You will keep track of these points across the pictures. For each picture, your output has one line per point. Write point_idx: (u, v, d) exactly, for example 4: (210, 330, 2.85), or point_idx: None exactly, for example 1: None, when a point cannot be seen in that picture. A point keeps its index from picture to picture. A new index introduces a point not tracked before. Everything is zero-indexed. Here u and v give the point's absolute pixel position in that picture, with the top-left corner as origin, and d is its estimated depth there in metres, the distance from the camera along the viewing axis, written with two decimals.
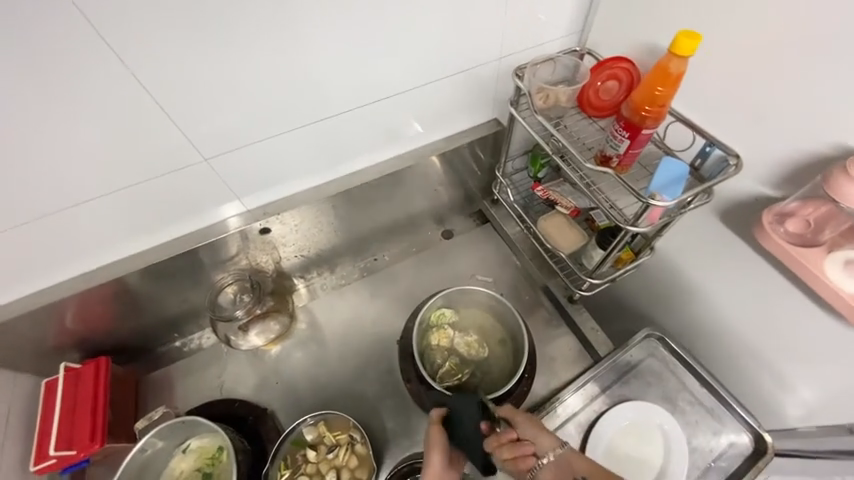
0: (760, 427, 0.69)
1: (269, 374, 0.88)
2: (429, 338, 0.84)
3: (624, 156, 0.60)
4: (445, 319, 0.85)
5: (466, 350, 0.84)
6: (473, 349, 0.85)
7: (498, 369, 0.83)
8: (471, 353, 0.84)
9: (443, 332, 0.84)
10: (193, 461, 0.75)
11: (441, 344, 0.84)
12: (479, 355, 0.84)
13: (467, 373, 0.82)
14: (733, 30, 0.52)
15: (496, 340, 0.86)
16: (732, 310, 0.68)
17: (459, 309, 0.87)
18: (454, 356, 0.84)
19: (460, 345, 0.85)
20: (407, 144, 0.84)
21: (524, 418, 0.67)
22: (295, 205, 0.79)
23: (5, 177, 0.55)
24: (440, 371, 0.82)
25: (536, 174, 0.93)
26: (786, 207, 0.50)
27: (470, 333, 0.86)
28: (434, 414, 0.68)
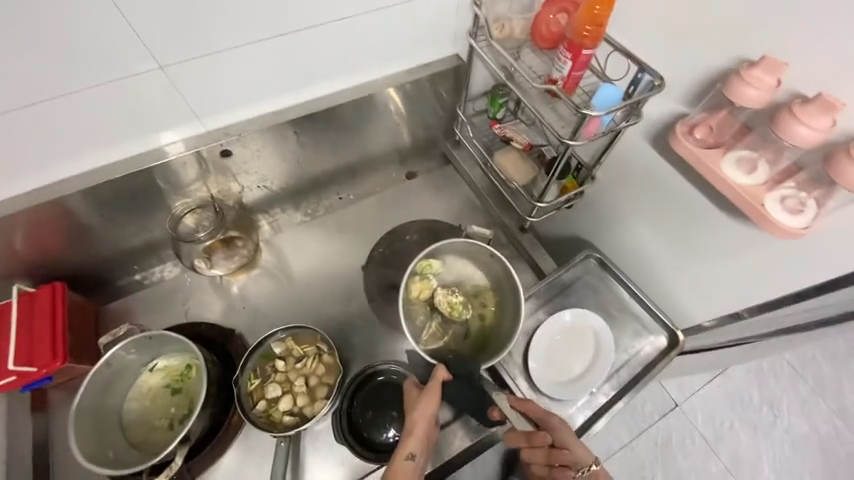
0: (675, 327, 0.81)
1: (236, 301, 0.91)
2: (411, 292, 0.80)
3: (567, 78, 0.66)
4: (432, 274, 0.81)
5: (449, 311, 0.79)
6: (457, 310, 0.79)
7: (483, 332, 0.80)
8: (455, 315, 0.79)
9: (425, 284, 0.80)
10: (161, 378, 0.77)
11: (423, 302, 0.80)
12: (463, 317, 0.80)
13: (451, 335, 0.80)
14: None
15: (485, 302, 0.82)
16: (657, 226, 0.78)
17: (447, 263, 0.84)
18: (437, 316, 0.80)
19: (443, 304, 0.79)
20: (369, 74, 0.85)
21: (563, 432, 0.69)
22: (256, 129, 0.79)
23: None
24: (422, 331, 0.79)
25: (495, 114, 0.97)
26: (693, 119, 0.58)
27: (455, 294, 0.80)
28: (438, 368, 0.66)
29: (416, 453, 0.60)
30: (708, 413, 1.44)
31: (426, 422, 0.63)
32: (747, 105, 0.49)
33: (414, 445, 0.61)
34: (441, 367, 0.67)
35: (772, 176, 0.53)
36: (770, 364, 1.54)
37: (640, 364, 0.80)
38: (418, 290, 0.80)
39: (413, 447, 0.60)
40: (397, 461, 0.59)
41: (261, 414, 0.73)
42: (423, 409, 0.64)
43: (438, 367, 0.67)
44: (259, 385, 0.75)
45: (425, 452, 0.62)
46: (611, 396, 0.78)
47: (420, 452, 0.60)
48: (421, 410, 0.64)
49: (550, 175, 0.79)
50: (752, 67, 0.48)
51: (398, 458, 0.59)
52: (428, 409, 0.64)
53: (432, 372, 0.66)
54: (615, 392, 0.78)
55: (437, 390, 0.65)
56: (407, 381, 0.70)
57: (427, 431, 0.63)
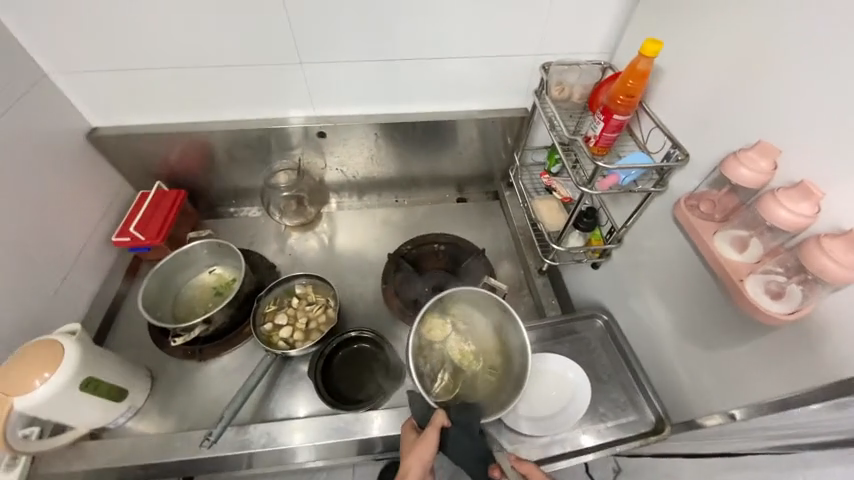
0: (664, 410, 0.77)
1: (286, 249, 1.12)
2: (425, 334, 0.77)
3: (599, 137, 0.75)
4: (447, 317, 0.80)
5: (459, 359, 0.77)
6: (467, 359, 0.77)
7: (493, 385, 0.75)
8: (464, 362, 0.77)
9: (438, 327, 0.78)
10: (212, 281, 0.98)
11: (433, 348, 0.77)
12: (472, 368, 0.77)
13: (461, 387, 0.75)
14: (693, 53, 0.65)
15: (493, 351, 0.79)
16: (667, 300, 0.77)
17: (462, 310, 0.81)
18: (445, 367, 0.77)
19: (453, 351, 0.78)
20: (448, 105, 1.04)
21: None
22: (348, 122, 1.02)
23: (171, 32, 0.82)
24: (431, 381, 0.74)
25: (550, 167, 1.04)
26: (698, 192, 0.63)
27: (466, 343, 0.79)
28: (438, 412, 0.66)
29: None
30: None
31: (420, 469, 0.64)
32: (742, 183, 0.53)
33: None
34: (439, 413, 0.67)
35: (760, 257, 0.54)
36: None
37: (616, 432, 0.77)
38: (426, 332, 0.77)
39: None
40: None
41: (265, 333, 0.87)
42: (418, 453, 0.65)
43: (438, 412, 0.67)
44: (273, 311, 0.91)
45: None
46: (585, 446, 0.76)
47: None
48: (418, 454, 0.65)
49: (570, 219, 0.84)
50: (750, 149, 0.53)
51: None
52: (424, 455, 0.64)
53: (432, 417, 0.66)
54: (590, 444, 0.76)
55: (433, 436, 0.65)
56: (405, 423, 0.73)
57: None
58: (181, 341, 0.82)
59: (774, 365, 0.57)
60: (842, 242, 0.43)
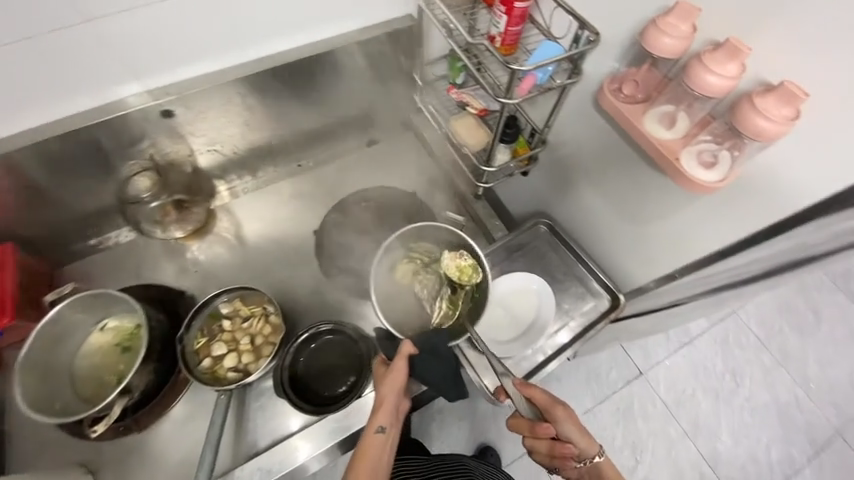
0: (617, 290, 0.82)
1: (188, 264, 0.92)
2: (399, 270, 0.76)
3: (505, 35, 0.66)
4: (417, 254, 0.77)
5: (458, 275, 0.71)
6: (466, 274, 0.71)
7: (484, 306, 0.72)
8: (463, 280, 0.71)
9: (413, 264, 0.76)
10: (112, 338, 0.80)
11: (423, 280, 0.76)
12: (473, 282, 0.71)
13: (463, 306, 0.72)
14: None
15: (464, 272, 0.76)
16: (600, 190, 0.77)
17: (430, 241, 0.78)
18: (444, 288, 0.74)
19: (450, 267, 0.72)
20: (319, 32, 0.83)
21: (564, 419, 0.64)
22: (198, 88, 0.78)
23: None
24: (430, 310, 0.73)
25: (455, 79, 0.91)
26: (621, 74, 0.58)
27: (464, 256, 0.73)
28: (404, 343, 0.64)
29: (387, 426, 0.60)
30: (670, 381, 1.33)
31: (395, 395, 0.62)
32: (665, 56, 0.49)
33: (383, 419, 0.60)
34: (405, 343, 0.64)
35: (690, 130, 0.53)
36: (735, 332, 1.40)
37: (583, 321, 0.83)
38: (408, 267, 0.76)
39: (382, 420, 0.60)
40: (368, 434, 0.59)
41: (206, 371, 0.75)
42: (390, 383, 0.63)
43: (403, 342, 0.65)
44: (206, 343, 0.77)
45: (396, 424, 0.62)
46: (563, 343, 0.81)
47: (390, 423, 0.60)
48: (390, 381, 0.63)
49: (495, 135, 0.77)
50: (667, 14, 0.48)
51: (368, 432, 0.59)
52: (397, 381, 0.63)
53: (399, 348, 0.64)
54: (566, 340, 0.82)
55: (403, 365, 0.64)
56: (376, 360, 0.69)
57: (396, 405, 0.63)
58: (104, 428, 0.69)
59: (704, 228, 0.60)
60: (774, 97, 0.42)
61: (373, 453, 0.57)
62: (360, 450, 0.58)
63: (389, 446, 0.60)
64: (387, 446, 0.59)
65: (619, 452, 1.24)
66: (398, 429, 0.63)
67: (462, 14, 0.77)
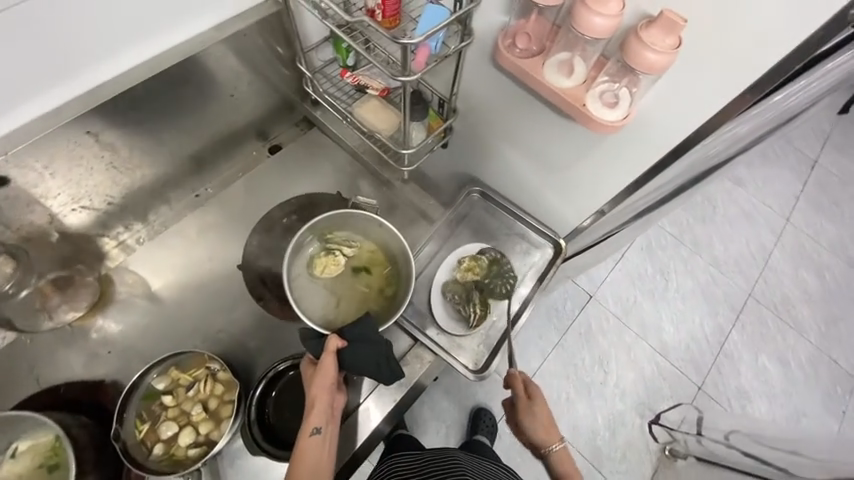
0: (558, 238, 0.83)
1: (98, 345, 0.78)
2: (317, 264, 0.76)
3: (384, 6, 0.62)
4: (335, 244, 0.77)
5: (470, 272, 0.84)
6: (477, 268, 0.84)
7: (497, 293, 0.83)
8: (478, 274, 0.84)
9: (331, 257, 0.76)
10: (30, 461, 0.67)
11: (342, 271, 0.77)
12: (484, 270, 0.84)
13: (489, 301, 0.82)
14: None
15: (382, 255, 0.78)
16: (519, 146, 0.76)
17: (346, 231, 0.79)
18: (469, 295, 0.82)
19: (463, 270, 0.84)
20: (167, 38, 0.70)
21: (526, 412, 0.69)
22: (26, 140, 0.62)
23: None
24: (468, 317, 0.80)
25: (345, 62, 0.85)
26: (511, 27, 0.57)
27: (464, 256, 0.86)
28: (331, 336, 0.62)
29: (323, 426, 0.57)
30: (616, 295, 1.47)
31: (328, 393, 0.60)
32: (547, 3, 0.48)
33: (318, 419, 0.57)
34: (332, 337, 0.62)
35: (589, 74, 0.53)
36: (655, 237, 1.57)
37: (536, 273, 0.85)
38: (327, 259, 0.76)
39: (317, 421, 0.57)
40: (302, 439, 0.56)
41: (161, 458, 0.65)
42: (322, 381, 0.60)
43: (330, 337, 0.62)
44: (151, 429, 0.67)
45: (333, 423, 0.59)
46: (525, 295, 0.83)
47: (326, 423, 0.58)
48: (321, 380, 0.60)
49: (405, 116, 0.73)
50: None
51: (302, 437, 0.56)
52: (328, 378, 0.60)
53: (326, 344, 0.61)
54: (527, 292, 0.83)
55: (333, 359, 0.61)
56: (304, 360, 0.65)
57: (331, 403, 0.60)
58: None
59: (617, 162, 0.62)
60: (657, 28, 0.43)
61: (311, 457, 0.54)
62: (297, 457, 0.54)
63: (328, 445, 0.57)
64: (324, 447, 0.56)
65: (590, 370, 1.37)
66: (336, 428, 0.60)
67: None
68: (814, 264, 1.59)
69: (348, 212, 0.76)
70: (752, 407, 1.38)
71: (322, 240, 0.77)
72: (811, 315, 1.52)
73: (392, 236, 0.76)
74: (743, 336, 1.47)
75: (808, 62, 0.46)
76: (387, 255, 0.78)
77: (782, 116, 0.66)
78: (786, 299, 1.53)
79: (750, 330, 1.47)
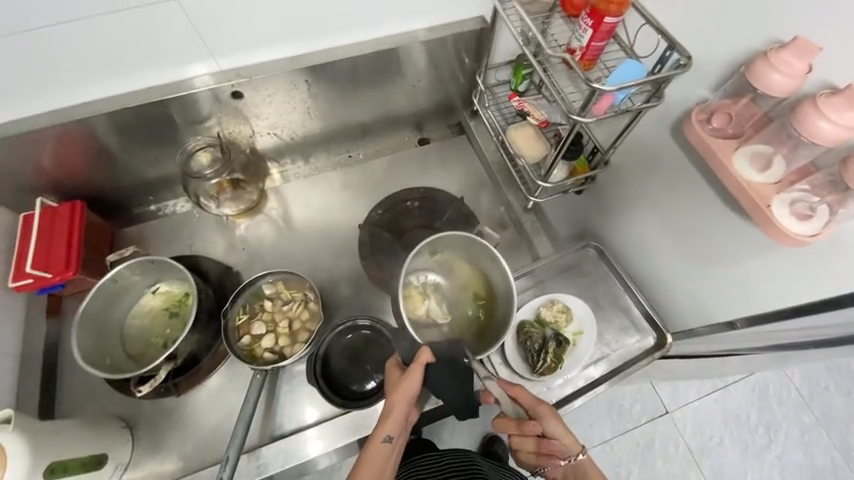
0: (665, 330, 0.77)
1: (235, 241, 0.96)
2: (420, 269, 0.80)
3: (586, 49, 0.64)
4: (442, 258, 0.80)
5: (554, 320, 0.82)
6: (562, 319, 0.82)
7: (571, 352, 0.80)
8: (561, 326, 0.81)
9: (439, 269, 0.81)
10: (161, 301, 0.85)
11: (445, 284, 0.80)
12: (567, 325, 0.81)
13: (565, 357, 0.79)
14: None
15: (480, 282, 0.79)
16: (665, 221, 0.71)
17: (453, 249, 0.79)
18: (549, 342, 0.79)
19: (548, 315, 0.82)
20: (392, 26, 0.83)
21: (547, 412, 0.64)
22: (267, 73, 0.80)
23: None
24: (537, 362, 0.78)
25: (517, 86, 0.90)
26: (714, 104, 0.55)
27: (555, 303, 0.83)
28: (422, 351, 0.61)
29: (394, 435, 0.59)
30: (698, 424, 1.26)
31: (406, 405, 0.60)
32: (771, 93, 0.46)
33: (391, 428, 0.59)
34: (424, 350, 0.61)
35: (786, 177, 0.49)
36: (776, 383, 1.30)
37: (625, 358, 0.79)
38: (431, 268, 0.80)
39: (391, 430, 0.59)
40: (374, 442, 0.58)
41: (244, 347, 0.78)
42: (402, 392, 0.60)
43: (422, 350, 0.61)
44: (247, 321, 0.80)
45: (403, 433, 0.61)
46: (596, 377, 0.79)
47: (398, 434, 0.59)
48: (403, 391, 0.60)
49: (560, 152, 0.75)
50: (781, 49, 0.45)
51: (374, 440, 0.58)
52: (410, 391, 0.60)
53: (416, 355, 0.61)
54: (598, 375, 0.79)
55: (420, 374, 0.61)
56: (390, 360, 0.66)
57: (406, 414, 0.61)
58: (149, 389, 0.72)
59: (781, 279, 0.56)
60: None
61: (378, 462, 0.57)
62: (365, 457, 0.57)
63: (394, 454, 0.59)
64: (391, 455, 0.58)
65: None
66: (406, 437, 0.62)
67: (545, 26, 0.75)
68: None
69: (462, 238, 0.75)
70: None
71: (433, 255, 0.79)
72: None
73: (499, 275, 0.74)
74: None
75: None
76: (486, 288, 0.78)
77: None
78: None
79: None
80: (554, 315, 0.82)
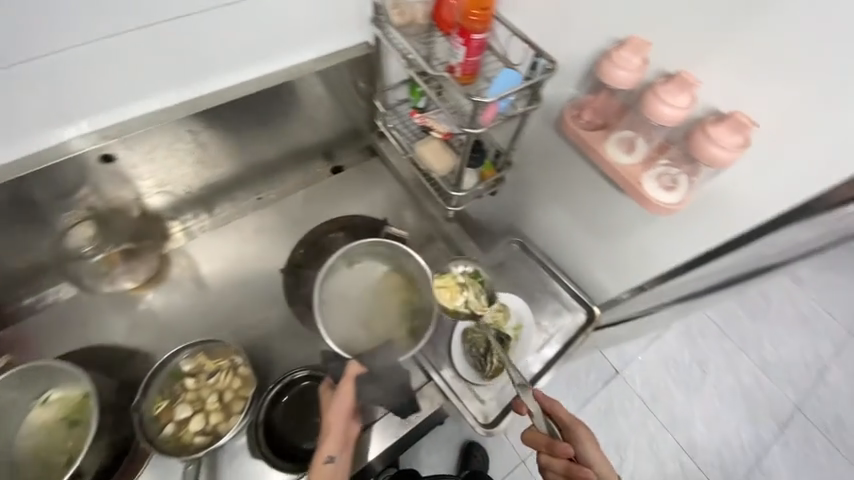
0: (592, 303, 0.83)
1: (142, 317, 0.85)
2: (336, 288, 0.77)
3: (464, 65, 0.67)
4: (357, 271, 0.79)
5: (494, 321, 0.83)
6: (500, 319, 0.83)
7: (514, 348, 0.82)
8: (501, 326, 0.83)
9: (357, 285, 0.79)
10: (55, 411, 0.71)
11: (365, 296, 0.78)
12: (506, 323, 0.83)
13: (511, 355, 0.81)
14: None
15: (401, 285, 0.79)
16: (570, 208, 0.76)
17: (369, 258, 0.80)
18: (493, 345, 0.81)
19: (487, 318, 0.83)
20: (274, 61, 0.79)
21: (587, 437, 0.64)
22: (139, 130, 0.72)
23: None
24: (485, 367, 0.79)
25: (416, 103, 0.91)
26: (581, 100, 0.60)
27: (492, 304, 0.84)
28: (350, 365, 0.65)
29: (336, 453, 0.60)
30: (645, 378, 1.37)
31: (343, 420, 0.63)
32: (620, 86, 0.51)
33: (332, 446, 0.61)
34: (351, 364, 0.65)
35: (649, 155, 0.55)
36: (698, 324, 1.46)
37: (564, 340, 0.84)
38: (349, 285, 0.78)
39: (332, 448, 0.61)
40: (317, 465, 0.59)
41: (169, 438, 0.68)
42: (337, 409, 0.63)
43: (349, 365, 0.65)
44: (167, 406, 0.70)
45: (347, 450, 0.62)
46: (549, 358, 0.83)
47: (339, 450, 0.61)
48: (337, 407, 0.63)
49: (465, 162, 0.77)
50: (620, 48, 0.51)
51: (317, 462, 0.60)
52: (345, 406, 0.63)
53: (344, 370, 0.64)
54: (552, 355, 0.83)
55: (351, 388, 0.64)
56: (323, 383, 0.69)
57: (345, 429, 0.63)
58: None
59: (672, 242, 0.62)
60: (725, 126, 0.45)
61: None
62: None
63: (340, 471, 0.60)
64: (337, 473, 0.60)
65: (605, 454, 1.26)
66: (350, 453, 0.64)
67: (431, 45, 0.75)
68: None
69: (379, 244, 0.80)
70: None
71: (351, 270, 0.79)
72: None
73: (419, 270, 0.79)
74: (786, 456, 1.30)
75: None
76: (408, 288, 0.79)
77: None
78: (840, 424, 1.36)
79: (794, 450, 1.30)
80: (492, 318, 0.83)
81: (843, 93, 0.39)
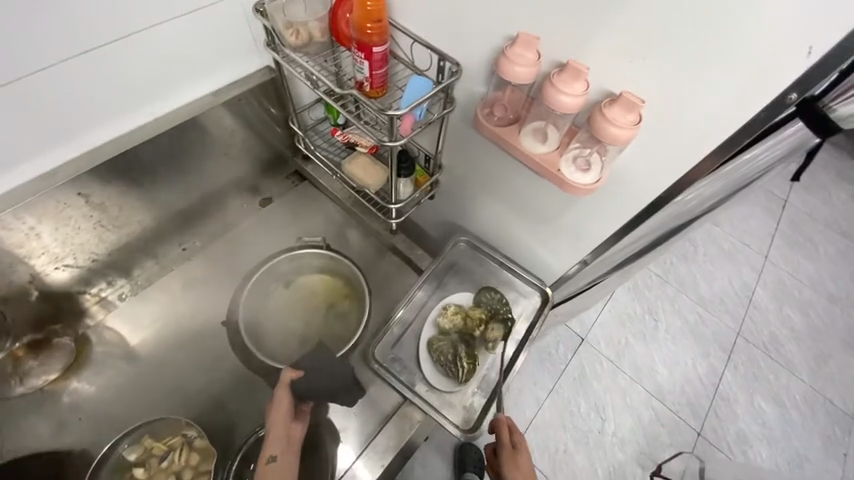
0: (544, 285, 0.83)
1: (69, 410, 0.75)
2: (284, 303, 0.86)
3: (371, 79, 0.66)
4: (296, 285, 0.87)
5: (455, 323, 0.85)
6: (460, 319, 0.85)
7: (480, 346, 0.84)
8: (462, 327, 0.85)
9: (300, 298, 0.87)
10: None
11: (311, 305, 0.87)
12: (467, 322, 0.85)
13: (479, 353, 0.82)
14: None
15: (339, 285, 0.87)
16: (503, 199, 0.78)
17: (302, 271, 0.88)
18: (459, 348, 0.82)
19: (448, 322, 0.85)
20: (166, 101, 0.72)
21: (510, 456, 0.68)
22: (14, 205, 0.62)
23: None
24: (456, 370, 0.79)
25: (336, 120, 0.87)
26: (491, 97, 0.62)
27: (449, 308, 0.86)
28: (286, 369, 0.69)
29: (278, 453, 0.62)
30: (607, 337, 1.46)
31: (284, 422, 0.66)
32: (520, 82, 0.53)
33: (274, 447, 0.63)
34: (286, 370, 0.69)
35: (562, 140, 0.58)
36: (641, 278, 1.59)
37: (526, 323, 0.85)
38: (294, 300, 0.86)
39: (273, 448, 0.63)
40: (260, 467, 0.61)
41: None
42: (278, 412, 0.66)
43: (285, 370, 0.69)
44: None
45: (291, 451, 0.64)
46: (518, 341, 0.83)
47: (281, 450, 0.63)
48: (277, 410, 0.66)
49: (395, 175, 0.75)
50: (513, 46, 0.52)
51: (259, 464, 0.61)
52: (284, 408, 0.66)
53: (281, 374, 0.68)
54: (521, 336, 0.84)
55: (289, 390, 0.68)
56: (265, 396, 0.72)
57: (287, 431, 0.66)
58: None
59: (599, 217, 0.65)
60: (619, 106, 0.49)
61: None
62: None
63: (285, 471, 0.61)
64: (283, 472, 0.61)
65: (586, 418, 1.33)
66: (296, 455, 0.65)
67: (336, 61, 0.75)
68: (799, 302, 1.59)
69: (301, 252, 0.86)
70: (753, 454, 1.34)
71: (286, 288, 0.87)
72: (803, 355, 1.50)
73: (345, 267, 0.86)
74: (737, 378, 1.44)
75: (767, 129, 0.49)
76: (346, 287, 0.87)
77: (756, 172, 0.69)
78: (774, 338, 1.52)
79: (742, 371, 1.45)
80: (450, 321, 0.85)
81: (705, 64, 0.43)
